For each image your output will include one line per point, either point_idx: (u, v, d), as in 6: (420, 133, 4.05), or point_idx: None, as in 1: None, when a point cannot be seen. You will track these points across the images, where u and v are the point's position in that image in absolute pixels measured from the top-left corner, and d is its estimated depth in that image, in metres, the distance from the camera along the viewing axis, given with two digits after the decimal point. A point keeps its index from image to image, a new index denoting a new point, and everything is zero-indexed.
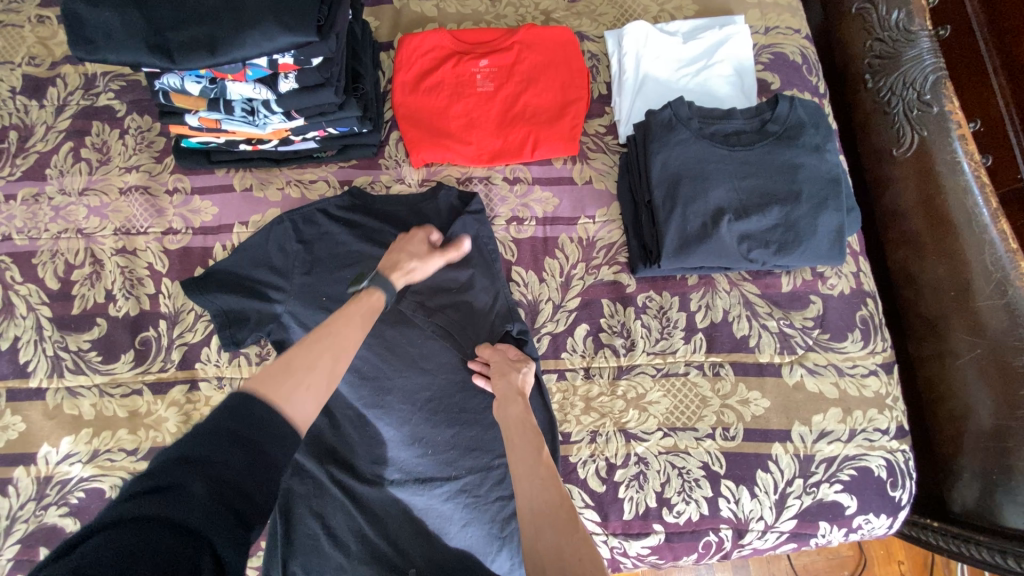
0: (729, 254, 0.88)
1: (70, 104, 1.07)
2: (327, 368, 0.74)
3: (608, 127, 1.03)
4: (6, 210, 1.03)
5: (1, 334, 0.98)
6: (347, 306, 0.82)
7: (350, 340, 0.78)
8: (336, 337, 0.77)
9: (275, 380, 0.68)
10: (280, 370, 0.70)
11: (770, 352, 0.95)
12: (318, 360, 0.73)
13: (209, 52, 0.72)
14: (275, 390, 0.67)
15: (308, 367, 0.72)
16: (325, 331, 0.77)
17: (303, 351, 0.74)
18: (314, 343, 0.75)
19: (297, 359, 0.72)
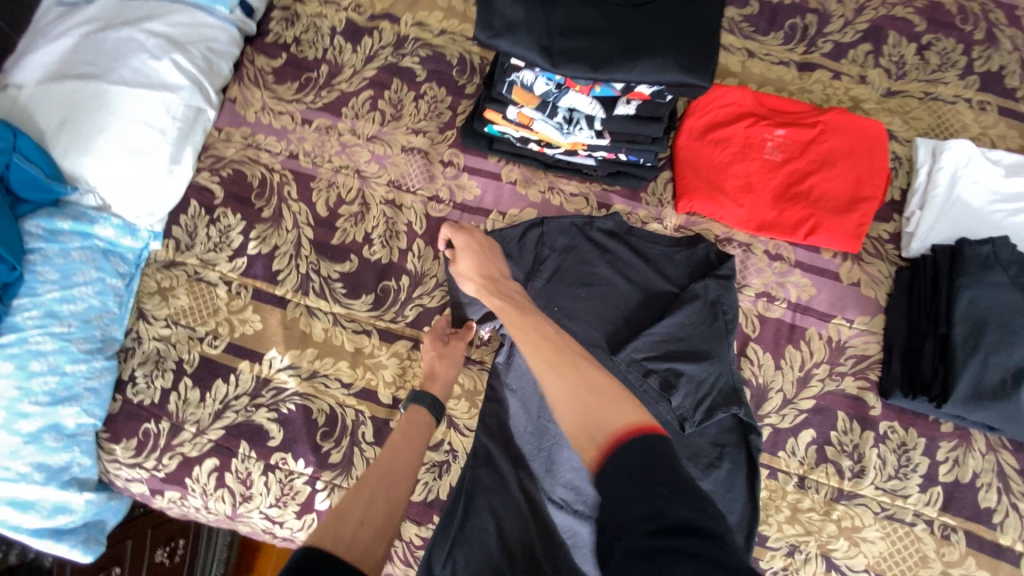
0: (1019, 421, 0.81)
1: (379, 56, 1.17)
2: (382, 496, 0.79)
3: (892, 235, 0.97)
4: (300, 132, 1.14)
5: (264, 238, 1.08)
6: (396, 431, 0.88)
7: (403, 467, 0.84)
8: (388, 470, 0.82)
9: (332, 529, 0.71)
10: (333, 521, 0.73)
11: (1012, 535, 0.85)
12: (371, 493, 0.79)
13: (592, 67, 0.75)
14: (332, 535, 0.70)
15: (361, 507, 0.76)
16: (378, 465, 0.83)
17: (357, 489, 0.79)
18: (368, 478, 0.80)
19: (353, 500, 0.76)
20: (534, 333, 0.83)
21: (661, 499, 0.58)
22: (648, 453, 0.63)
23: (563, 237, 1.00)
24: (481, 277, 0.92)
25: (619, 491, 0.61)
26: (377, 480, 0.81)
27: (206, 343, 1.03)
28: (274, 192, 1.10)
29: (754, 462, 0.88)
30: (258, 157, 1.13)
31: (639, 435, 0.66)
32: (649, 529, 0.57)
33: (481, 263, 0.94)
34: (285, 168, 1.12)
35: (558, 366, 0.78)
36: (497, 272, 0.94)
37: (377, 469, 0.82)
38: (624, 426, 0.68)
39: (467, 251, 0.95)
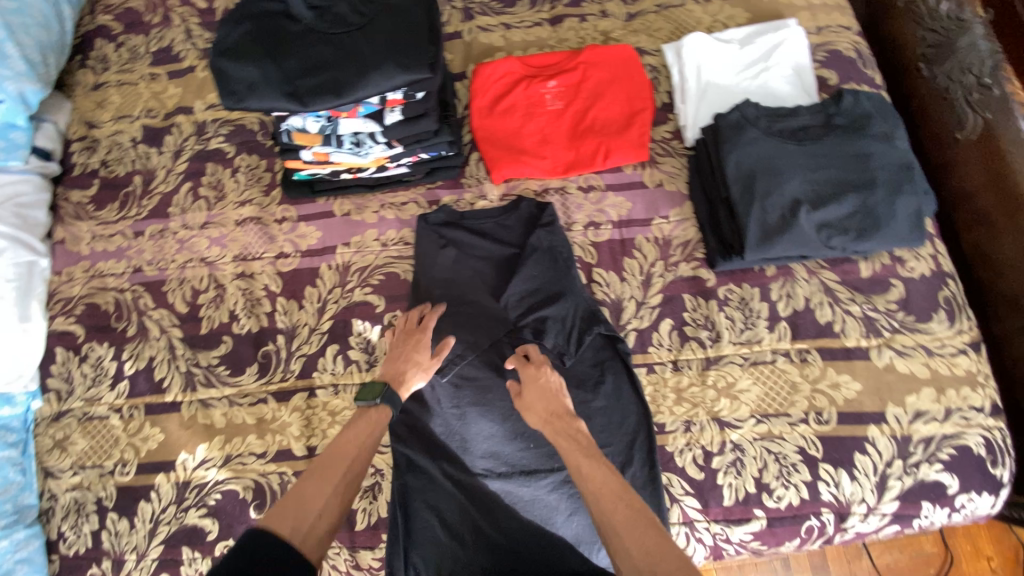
0: (810, 243, 0.92)
1: (185, 148, 1.21)
2: (339, 488, 0.81)
3: (674, 133, 1.10)
4: (137, 245, 1.16)
5: (138, 354, 1.10)
6: (356, 420, 0.90)
7: (361, 459, 0.86)
8: (348, 460, 0.85)
9: (287, 518, 0.74)
10: (292, 507, 0.76)
11: (856, 336, 0.96)
12: (331, 488, 0.80)
13: (335, 95, 0.83)
14: (286, 523, 0.74)
15: (320, 499, 0.79)
16: (340, 455, 0.85)
17: (316, 476, 0.81)
18: (331, 470, 0.82)
19: (311, 490, 0.79)
20: (610, 491, 0.77)
21: None
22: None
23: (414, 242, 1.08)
24: (545, 413, 0.89)
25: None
26: (336, 477, 0.82)
27: (117, 473, 1.04)
28: (132, 310, 1.13)
29: (629, 367, 0.98)
30: (105, 284, 1.15)
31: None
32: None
33: (546, 398, 0.91)
34: (134, 283, 1.14)
35: (613, 506, 0.75)
36: (562, 409, 0.89)
37: (337, 460, 0.84)
38: None
39: (545, 385, 0.92)
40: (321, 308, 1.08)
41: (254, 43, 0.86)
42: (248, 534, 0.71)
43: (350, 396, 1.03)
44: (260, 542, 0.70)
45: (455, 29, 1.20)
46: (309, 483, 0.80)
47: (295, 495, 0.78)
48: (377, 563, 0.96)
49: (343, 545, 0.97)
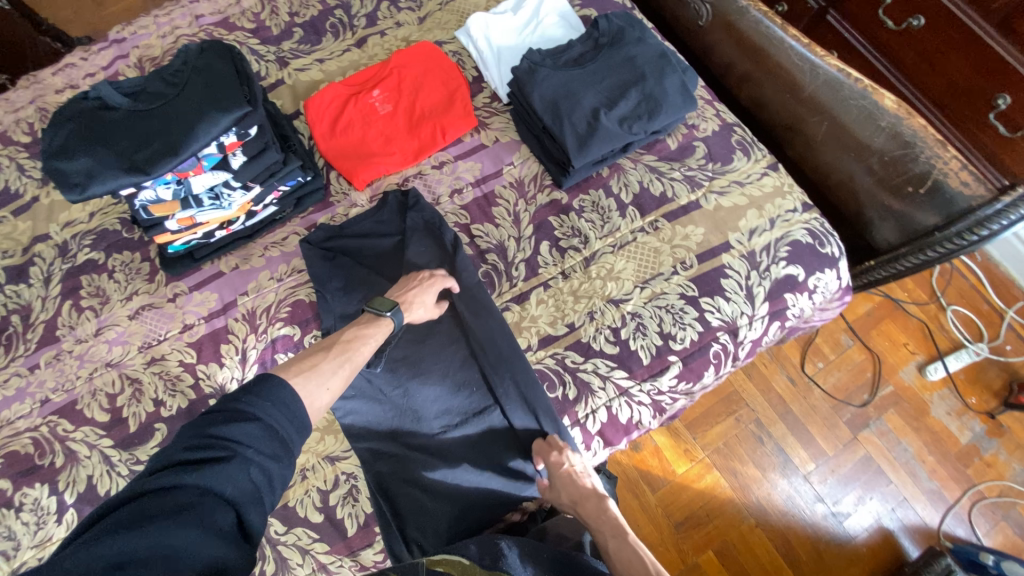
0: (619, 135, 1.12)
1: (54, 272, 1.22)
2: (345, 371, 0.91)
3: (491, 97, 1.29)
4: (35, 379, 1.14)
5: (73, 480, 1.07)
6: (365, 324, 1.00)
7: (367, 354, 0.97)
8: (358, 349, 0.96)
9: (306, 386, 0.84)
10: (306, 369, 0.87)
11: (685, 194, 1.17)
12: (338, 363, 0.91)
13: (174, 154, 0.91)
14: (301, 384, 0.84)
15: (330, 370, 0.89)
16: (343, 345, 0.95)
17: (324, 350, 0.92)
18: (334, 349, 0.93)
19: (318, 359, 0.90)
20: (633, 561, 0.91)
21: None
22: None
23: (308, 265, 1.15)
24: (574, 495, 0.97)
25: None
26: (344, 354, 0.93)
27: None
28: (52, 441, 1.09)
29: (493, 316, 1.09)
30: (15, 429, 1.11)
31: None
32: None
33: (571, 486, 0.97)
34: (46, 415, 1.11)
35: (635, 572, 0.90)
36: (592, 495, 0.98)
37: (349, 349, 0.94)
38: None
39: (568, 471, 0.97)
40: (243, 358, 1.12)
41: (79, 140, 0.92)
42: (262, 379, 0.80)
43: None
44: (276, 388, 0.79)
45: (276, 78, 1.31)
46: (319, 363, 0.89)
47: (309, 365, 0.88)
48: (380, 555, 1.00)
49: (342, 555, 0.99)
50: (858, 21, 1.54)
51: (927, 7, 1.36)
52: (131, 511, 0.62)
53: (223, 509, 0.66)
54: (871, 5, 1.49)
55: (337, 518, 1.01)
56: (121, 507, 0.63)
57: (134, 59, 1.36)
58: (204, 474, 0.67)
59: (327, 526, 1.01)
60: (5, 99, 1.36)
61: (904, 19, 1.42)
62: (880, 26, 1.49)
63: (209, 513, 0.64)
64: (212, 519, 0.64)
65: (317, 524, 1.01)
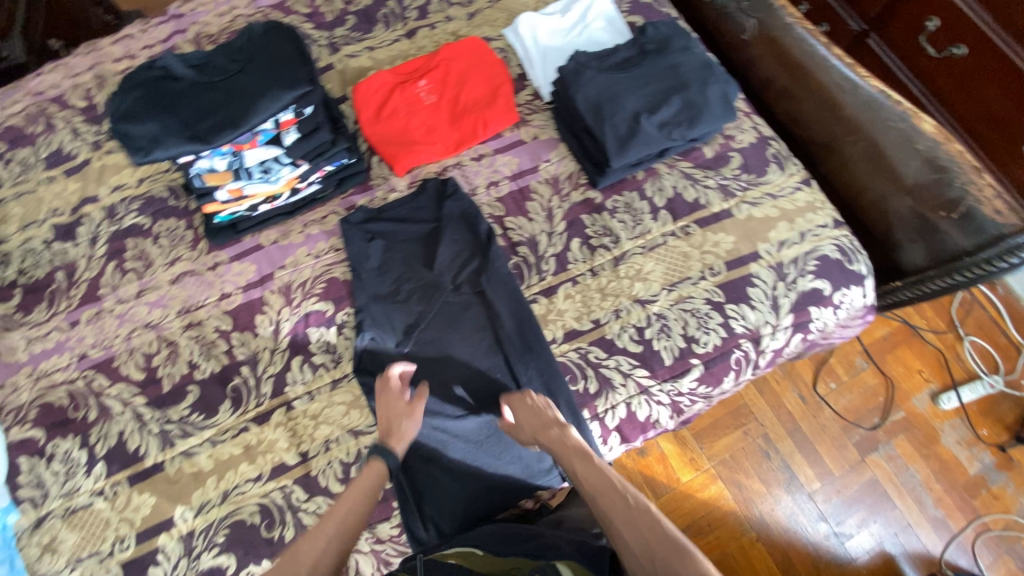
0: (658, 139, 1.15)
1: (101, 233, 1.27)
2: (330, 528, 0.88)
3: (533, 95, 1.32)
4: (76, 334, 1.18)
5: (105, 434, 1.10)
6: (358, 481, 0.95)
7: (359, 509, 0.91)
8: (347, 510, 0.90)
9: (299, 557, 0.85)
10: (289, 560, 0.85)
11: (718, 202, 1.19)
12: (326, 532, 0.87)
13: (233, 126, 0.95)
14: (293, 562, 0.84)
15: (320, 539, 0.87)
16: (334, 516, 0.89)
17: (316, 529, 0.88)
18: (326, 525, 0.89)
19: (309, 544, 0.86)
20: (604, 486, 0.88)
21: None
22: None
23: (346, 243, 1.19)
24: (538, 425, 0.97)
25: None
26: (332, 529, 0.88)
27: (117, 552, 1.02)
28: (88, 395, 1.13)
29: (523, 307, 1.13)
30: (53, 380, 1.15)
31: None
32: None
33: (534, 414, 0.98)
34: (84, 369, 1.15)
35: (607, 494, 0.87)
36: (552, 422, 0.97)
37: (337, 510, 0.90)
38: None
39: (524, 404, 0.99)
40: (276, 329, 1.15)
41: (149, 106, 0.97)
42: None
43: (325, 396, 1.10)
44: None
45: (326, 62, 1.35)
46: (318, 530, 0.88)
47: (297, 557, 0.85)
48: (396, 530, 1.02)
49: None
50: (898, 47, 1.56)
51: (970, 37, 1.38)
52: None
53: None
54: (913, 31, 1.50)
55: None
56: None
57: (191, 35, 1.41)
58: None
59: None
60: (67, 66, 1.42)
61: (947, 47, 1.43)
62: (920, 53, 1.50)
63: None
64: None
65: (337, 495, 1.03)
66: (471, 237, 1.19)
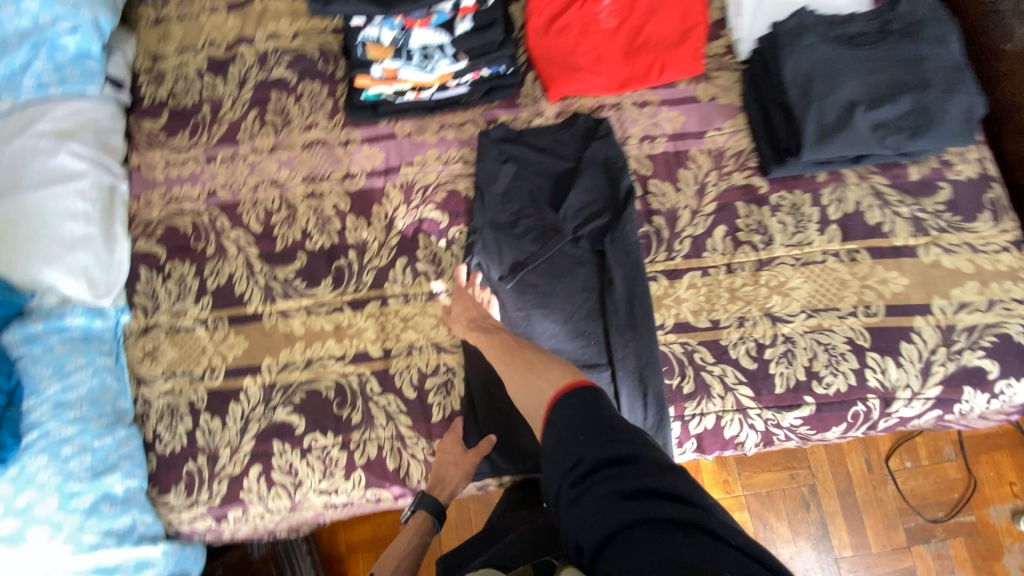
0: (865, 142, 0.96)
1: (249, 78, 1.27)
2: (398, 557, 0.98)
3: (727, 48, 1.14)
4: (209, 170, 1.23)
5: (218, 271, 1.17)
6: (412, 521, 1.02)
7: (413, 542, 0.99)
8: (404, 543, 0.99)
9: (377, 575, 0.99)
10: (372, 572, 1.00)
11: (904, 235, 1.01)
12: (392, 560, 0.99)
13: None
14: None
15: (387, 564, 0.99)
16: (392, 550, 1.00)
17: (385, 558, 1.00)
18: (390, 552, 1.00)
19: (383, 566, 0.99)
20: (504, 358, 0.94)
21: (578, 446, 0.68)
22: (577, 416, 0.72)
23: (477, 159, 1.13)
24: (467, 317, 1.04)
25: (556, 467, 0.69)
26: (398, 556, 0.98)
27: (207, 378, 1.12)
28: (209, 231, 1.19)
29: (640, 282, 1.03)
30: (182, 207, 1.22)
31: (565, 405, 0.75)
32: (618, 489, 0.63)
33: (470, 307, 1.04)
34: (210, 206, 1.21)
35: (507, 361, 0.94)
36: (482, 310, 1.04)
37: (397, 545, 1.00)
38: (554, 403, 0.77)
39: (472, 300, 1.05)
40: (389, 224, 1.14)
41: None
42: None
43: (420, 303, 1.10)
44: None
45: None
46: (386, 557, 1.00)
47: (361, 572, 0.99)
48: None
49: (420, 435, 1.05)
50: None
51: None
52: None
53: None
54: None
55: (427, 401, 1.06)
56: None
57: None
58: None
59: (417, 403, 1.06)
60: None
61: None
62: None
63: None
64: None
65: (408, 398, 1.06)
66: (607, 191, 1.09)
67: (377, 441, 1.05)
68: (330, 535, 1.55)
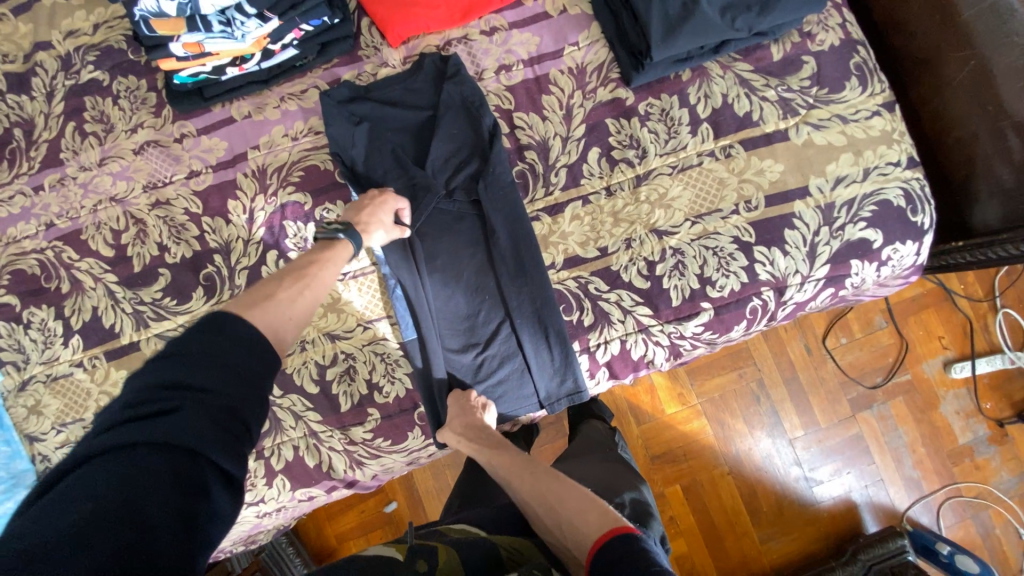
0: (715, 27, 0.92)
1: (57, 87, 1.11)
2: (307, 299, 0.74)
3: None
4: (39, 201, 1.09)
5: (80, 308, 1.07)
6: (322, 252, 0.82)
7: (329, 272, 0.80)
8: (314, 267, 0.79)
9: (259, 308, 0.68)
10: (249, 298, 0.69)
11: (774, 120, 0.98)
12: (298, 293, 0.74)
13: None
14: (258, 313, 0.66)
15: (284, 285, 0.73)
16: (300, 267, 0.78)
17: (277, 284, 0.73)
18: (295, 280, 0.75)
19: (284, 282, 0.74)
20: (519, 468, 0.85)
21: None
22: (632, 555, 0.61)
23: (326, 120, 1.01)
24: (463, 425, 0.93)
25: None
26: (306, 285, 0.76)
27: None
28: (58, 267, 1.08)
29: (522, 221, 0.98)
30: (23, 248, 1.09)
31: (618, 536, 0.64)
32: None
33: (469, 411, 0.94)
34: (51, 239, 1.08)
35: (522, 476, 0.83)
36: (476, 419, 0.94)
37: (303, 271, 0.77)
38: (601, 536, 0.66)
39: (466, 404, 0.95)
40: (251, 218, 1.04)
41: None
42: (207, 319, 0.63)
43: None
44: (221, 328, 0.62)
45: None
46: (274, 287, 0.72)
47: (264, 295, 0.70)
48: (369, 434, 1.01)
49: (334, 427, 1.01)
50: None
51: None
52: (93, 476, 0.52)
53: (199, 468, 0.55)
54: None
55: (332, 393, 1.01)
56: (79, 471, 0.53)
57: None
58: (151, 425, 0.55)
59: (322, 397, 1.01)
60: None
61: None
62: None
63: (107, 486, 0.51)
64: (90, 572, 0.46)
65: (312, 395, 1.01)
66: (472, 133, 1.01)
67: (291, 444, 1.01)
68: (317, 531, 1.53)
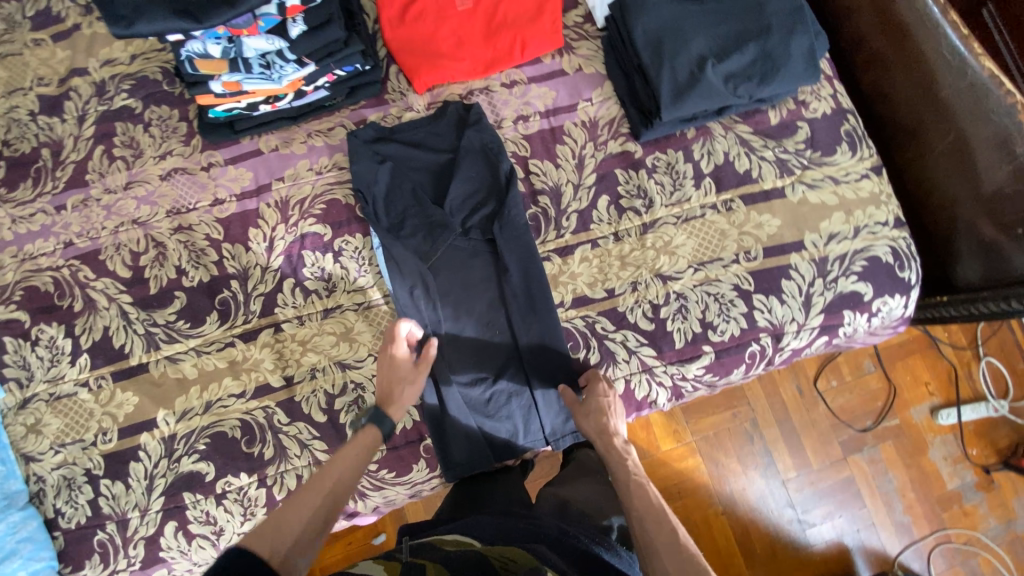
0: (719, 94, 1.00)
1: (89, 112, 1.16)
2: (321, 517, 0.80)
3: (585, 16, 1.15)
4: (61, 220, 1.12)
5: (91, 327, 1.07)
6: (344, 450, 0.89)
7: (349, 479, 0.86)
8: (334, 476, 0.85)
9: (274, 533, 0.73)
10: (272, 520, 0.75)
11: (772, 178, 1.06)
12: (313, 510, 0.79)
13: (195, 20, 0.90)
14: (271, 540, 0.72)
15: (306, 504, 0.80)
16: (321, 476, 0.85)
17: (299, 500, 0.80)
18: (314, 492, 0.82)
19: (303, 498, 0.80)
20: (660, 526, 0.81)
21: None
22: None
23: (352, 159, 1.06)
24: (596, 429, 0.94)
25: None
26: (322, 499, 0.81)
27: (100, 443, 1.03)
28: (73, 285, 1.09)
29: (535, 261, 1.03)
30: (39, 265, 1.10)
31: None
32: None
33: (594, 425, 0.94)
34: (69, 258, 1.10)
35: (658, 532, 0.80)
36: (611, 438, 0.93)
37: (325, 481, 0.84)
38: None
39: (595, 409, 0.95)
40: (270, 247, 1.08)
41: None
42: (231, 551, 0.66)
43: (316, 323, 1.05)
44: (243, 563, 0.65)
45: None
46: (294, 505, 0.79)
47: (276, 517, 0.76)
48: (374, 466, 1.01)
49: None
50: None
51: None
52: None
53: None
54: None
55: (339, 422, 1.02)
56: None
57: None
58: None
59: (328, 426, 1.02)
60: None
61: None
62: None
63: None
64: None
65: (319, 423, 1.02)
66: (490, 176, 1.07)
67: (294, 472, 1.01)
68: None
